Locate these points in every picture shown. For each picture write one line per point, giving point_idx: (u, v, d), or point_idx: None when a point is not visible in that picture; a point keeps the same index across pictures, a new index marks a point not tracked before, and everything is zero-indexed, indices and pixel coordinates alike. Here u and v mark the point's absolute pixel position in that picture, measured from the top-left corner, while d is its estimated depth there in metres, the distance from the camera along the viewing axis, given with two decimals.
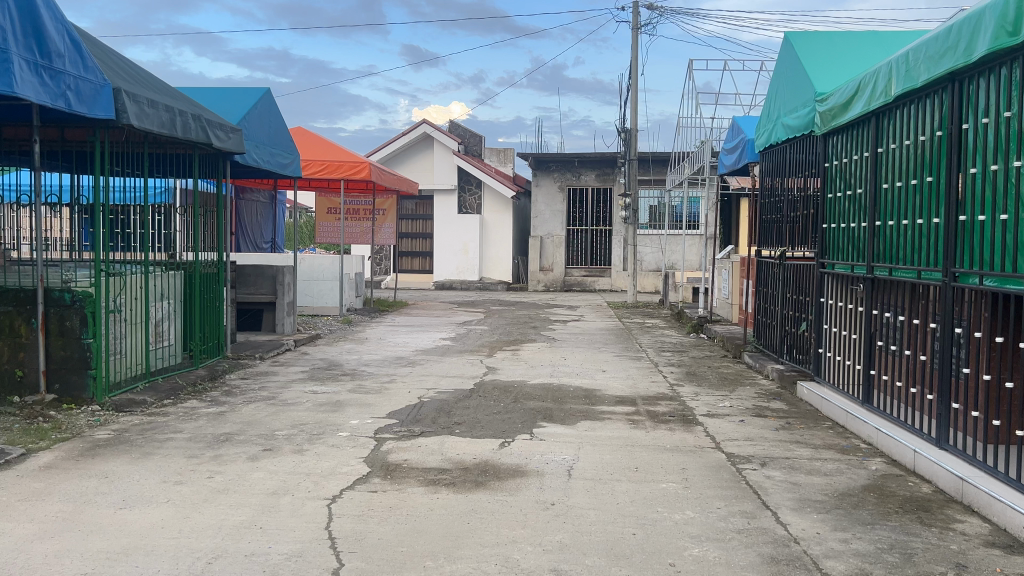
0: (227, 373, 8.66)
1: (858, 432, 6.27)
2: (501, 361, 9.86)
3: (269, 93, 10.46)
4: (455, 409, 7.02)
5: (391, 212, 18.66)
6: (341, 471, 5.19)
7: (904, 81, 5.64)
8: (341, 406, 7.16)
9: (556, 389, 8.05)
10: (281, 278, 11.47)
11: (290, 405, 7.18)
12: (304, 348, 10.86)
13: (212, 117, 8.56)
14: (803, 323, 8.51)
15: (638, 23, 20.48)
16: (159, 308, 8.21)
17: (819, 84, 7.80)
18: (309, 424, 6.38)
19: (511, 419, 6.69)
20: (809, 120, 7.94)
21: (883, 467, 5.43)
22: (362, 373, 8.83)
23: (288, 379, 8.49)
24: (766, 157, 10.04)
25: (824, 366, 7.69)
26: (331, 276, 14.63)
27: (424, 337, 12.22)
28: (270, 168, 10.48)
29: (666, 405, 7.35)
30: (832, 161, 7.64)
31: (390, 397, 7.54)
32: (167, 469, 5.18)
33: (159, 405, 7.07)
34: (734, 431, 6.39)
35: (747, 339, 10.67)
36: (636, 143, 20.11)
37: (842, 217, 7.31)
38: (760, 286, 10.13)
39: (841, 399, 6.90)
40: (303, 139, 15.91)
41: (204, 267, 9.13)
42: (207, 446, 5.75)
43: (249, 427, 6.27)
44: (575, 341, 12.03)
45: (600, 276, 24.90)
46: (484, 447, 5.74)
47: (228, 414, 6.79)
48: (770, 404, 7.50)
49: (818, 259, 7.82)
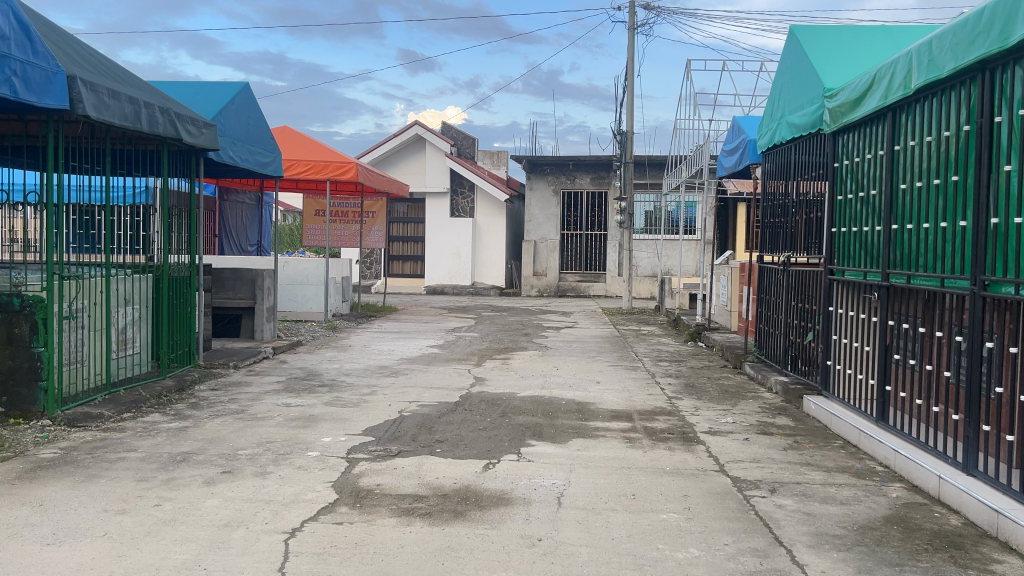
0: (196, 384, 8.12)
1: (873, 454, 5.77)
2: (490, 371, 9.34)
3: (247, 88, 9.97)
4: (437, 425, 6.49)
5: (381, 214, 17.96)
6: (304, 498, 4.66)
7: (926, 71, 5.17)
8: (315, 421, 6.63)
9: (547, 402, 7.53)
10: (261, 282, 10.95)
11: (259, 420, 6.66)
12: (283, 356, 10.33)
13: (183, 111, 8.07)
14: (810, 333, 8.02)
15: (634, 22, 20.03)
16: (123, 314, 7.69)
17: (827, 79, 7.34)
18: (277, 442, 5.86)
19: (498, 437, 6.17)
20: (816, 117, 7.47)
21: (905, 495, 4.92)
22: (341, 384, 8.30)
23: (262, 390, 7.96)
24: (769, 158, 9.56)
25: (833, 380, 7.19)
26: (315, 281, 14.10)
27: (410, 344, 11.70)
28: (247, 167, 9.97)
29: (665, 421, 6.83)
30: (841, 160, 7.16)
31: (368, 411, 7.01)
32: (111, 495, 4.66)
33: (118, 419, 6.54)
34: (739, 451, 5.89)
35: (748, 349, 10.16)
36: (632, 145, 19.65)
37: (853, 220, 6.82)
38: (763, 294, 9.64)
39: (853, 416, 6.40)
40: (287, 138, 15.38)
41: (176, 270, 8.61)
42: (161, 467, 5.22)
43: (210, 446, 5.75)
44: (568, 349, 11.52)
45: (595, 281, 24.42)
46: (466, 470, 5.22)
47: (191, 430, 6.27)
48: (775, 420, 7.00)
49: (826, 265, 7.33)
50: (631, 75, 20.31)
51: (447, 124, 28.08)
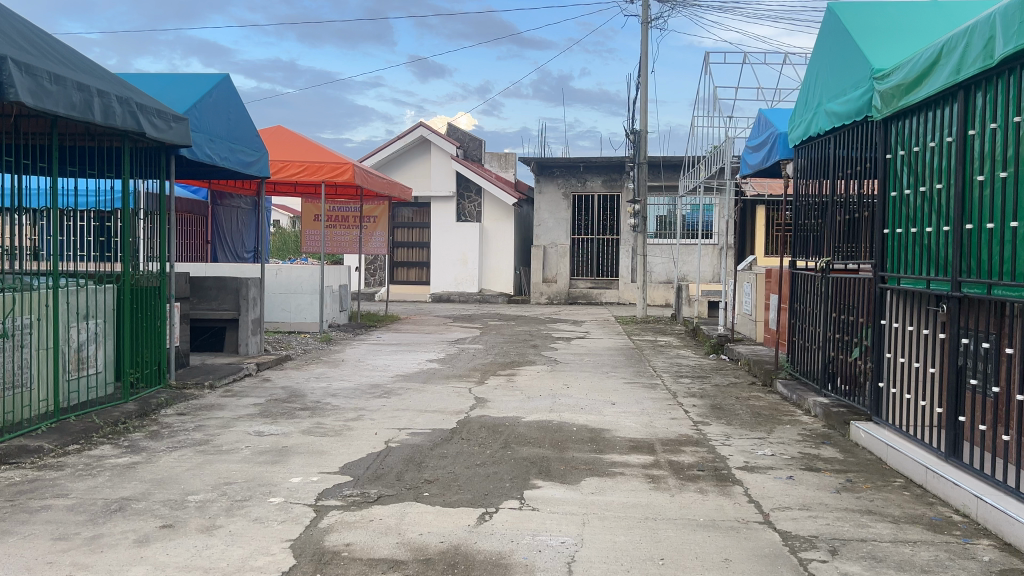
0: (163, 409, 7.23)
1: (949, 499, 4.80)
2: (493, 390, 8.42)
3: (228, 80, 9.11)
4: (427, 461, 5.58)
5: (382, 219, 16.88)
6: (252, 566, 3.74)
7: (1018, 36, 4.22)
8: (286, 456, 5.72)
9: (556, 430, 6.60)
10: (245, 292, 10.07)
11: (223, 454, 5.75)
12: (268, 372, 9.43)
13: (147, 102, 7.18)
14: (855, 349, 7.06)
15: (649, 17, 19.13)
16: (79, 329, 6.82)
17: (875, 58, 6.38)
18: (236, 485, 4.95)
19: (498, 476, 5.26)
20: (862, 103, 6.54)
21: (1000, 558, 3.97)
22: (324, 408, 7.40)
23: (235, 415, 7.06)
24: (804, 153, 8.62)
25: (884, 404, 6.24)
26: (310, 289, 13.23)
27: (407, 359, 10.79)
28: (228, 166, 9.12)
29: (692, 454, 5.88)
30: (894, 152, 6.20)
31: (351, 442, 6.09)
32: (14, 562, 3.74)
33: (60, 453, 5.63)
34: (784, 495, 4.96)
35: (779, 364, 9.18)
36: (646, 145, 18.70)
37: (912, 219, 5.86)
38: (796, 304, 8.68)
39: (915, 451, 5.45)
40: (282, 137, 14.54)
41: (145, 280, 7.72)
42: (88, 521, 4.30)
43: (156, 490, 4.84)
44: (580, 364, 10.58)
45: (607, 288, 23.48)
46: (456, 524, 4.29)
47: (141, 468, 5.36)
48: (820, 452, 6.05)
49: (877, 273, 6.36)
50: (646, 72, 19.39)
51: (452, 126, 27.22)
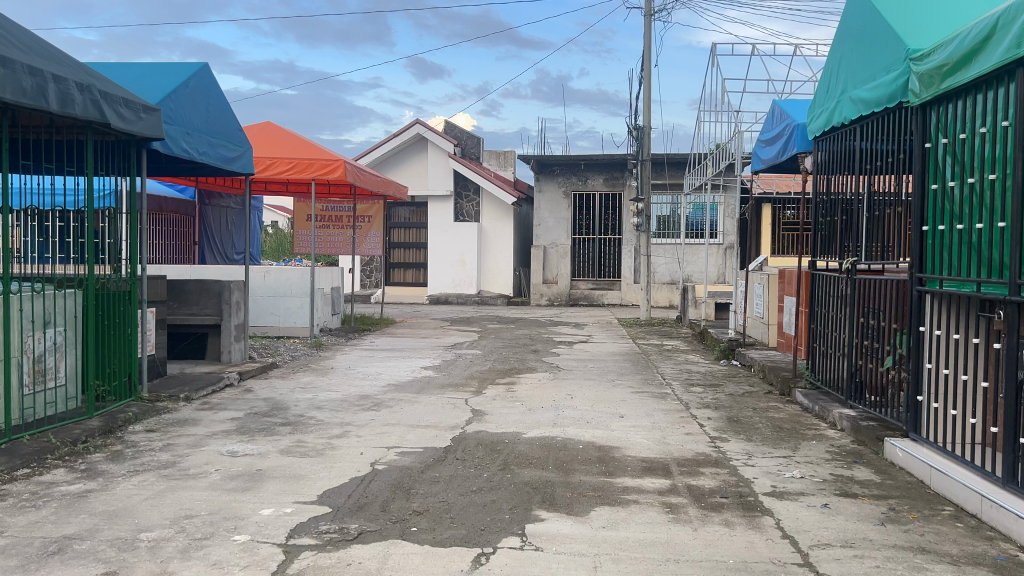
0: (131, 426, 6.62)
1: (1013, 534, 4.20)
2: (491, 401, 7.82)
3: (205, 70, 8.51)
4: (417, 487, 4.98)
5: (377, 219, 16.33)
6: None
7: None
8: (259, 481, 5.11)
9: (560, 448, 6.00)
10: (228, 296, 9.48)
11: (189, 479, 5.14)
12: (251, 382, 8.82)
13: (113, 90, 6.58)
14: (888, 358, 6.46)
15: (651, 8, 18.50)
16: (36, 339, 6.18)
17: (911, 38, 5.77)
18: (198, 519, 4.35)
19: (496, 505, 4.65)
20: (895, 88, 5.94)
21: None
22: (307, 422, 6.80)
23: (209, 432, 6.45)
24: (824, 145, 8.02)
25: (924, 419, 5.64)
26: (300, 292, 12.63)
27: (401, 366, 10.19)
28: (208, 161, 8.53)
29: (712, 477, 5.28)
30: (934, 140, 5.59)
31: (333, 465, 5.48)
32: None
33: (6, 479, 5.03)
34: (821, 528, 4.35)
35: (798, 372, 8.57)
36: (648, 141, 18.09)
37: (956, 214, 5.25)
38: (817, 307, 8.07)
39: (965, 475, 4.84)
40: (271, 134, 13.94)
41: (113, 283, 7.08)
42: (18, 567, 3.69)
43: (106, 526, 4.23)
44: (584, 370, 9.98)
45: (610, 288, 22.90)
46: (447, 570, 3.68)
47: (94, 497, 4.75)
48: (854, 474, 5.44)
49: (914, 275, 5.75)
50: (648, 65, 18.77)
51: (451, 124, 26.63)
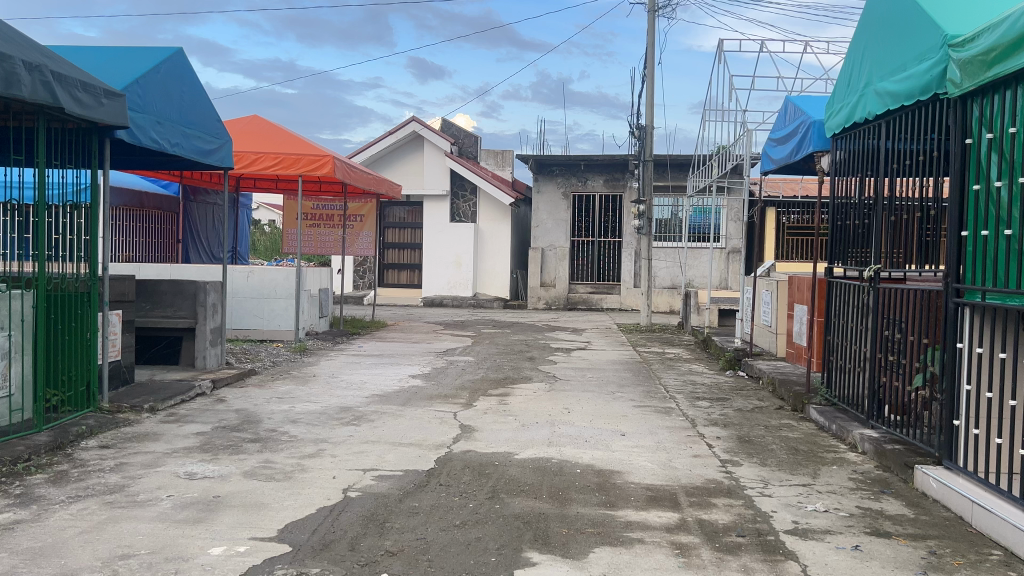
0: (85, 442, 6.02)
1: None
2: (482, 415, 7.23)
3: (178, 56, 7.92)
4: (392, 520, 4.38)
5: (370, 218, 15.62)
6: None
7: None
8: (215, 511, 4.51)
9: (556, 473, 5.40)
10: (204, 297, 8.88)
11: (135, 508, 4.54)
12: (224, 391, 8.22)
13: (68, 72, 6.00)
14: (917, 374, 5.86)
15: (656, 5, 17.93)
16: None
17: (949, 23, 5.21)
18: (134, 560, 3.76)
19: (481, 544, 4.07)
20: (930, 79, 5.36)
21: None
22: (279, 439, 6.20)
23: (170, 448, 5.86)
24: (844, 143, 7.44)
25: (961, 446, 5.06)
26: (285, 294, 12.02)
27: (387, 374, 9.60)
28: (180, 153, 7.95)
29: (726, 510, 4.69)
30: (976, 136, 5.00)
31: (300, 491, 4.88)
32: None
33: None
34: None
35: (812, 387, 7.97)
36: (651, 141, 17.52)
37: (1003, 217, 4.66)
38: (834, 318, 7.48)
39: (1012, 511, 4.27)
40: (259, 129, 13.36)
41: (68, 284, 6.48)
42: None
43: (24, 568, 3.64)
44: (583, 381, 9.40)
45: (609, 292, 22.33)
46: None
47: (21, 531, 4.14)
48: (884, 508, 4.85)
49: (951, 284, 5.17)
50: (652, 64, 18.21)
51: (448, 123, 26.04)
